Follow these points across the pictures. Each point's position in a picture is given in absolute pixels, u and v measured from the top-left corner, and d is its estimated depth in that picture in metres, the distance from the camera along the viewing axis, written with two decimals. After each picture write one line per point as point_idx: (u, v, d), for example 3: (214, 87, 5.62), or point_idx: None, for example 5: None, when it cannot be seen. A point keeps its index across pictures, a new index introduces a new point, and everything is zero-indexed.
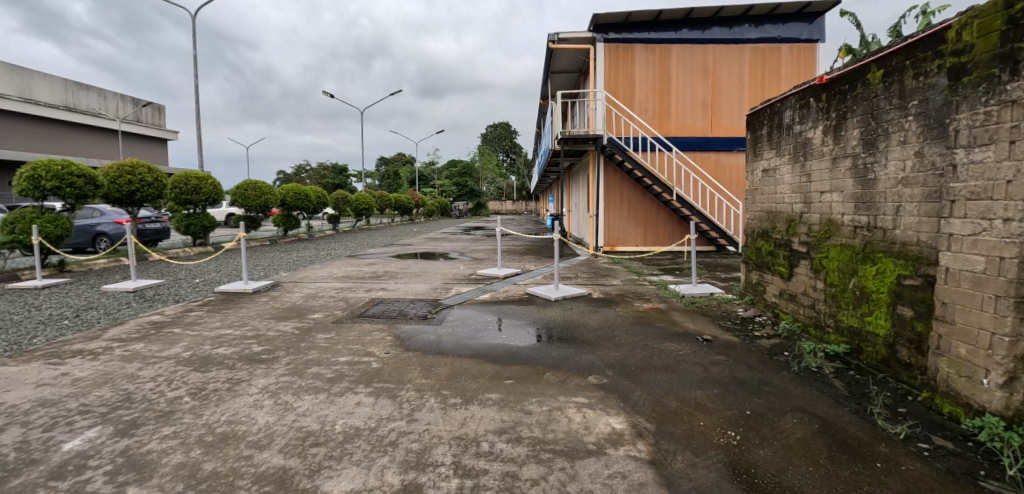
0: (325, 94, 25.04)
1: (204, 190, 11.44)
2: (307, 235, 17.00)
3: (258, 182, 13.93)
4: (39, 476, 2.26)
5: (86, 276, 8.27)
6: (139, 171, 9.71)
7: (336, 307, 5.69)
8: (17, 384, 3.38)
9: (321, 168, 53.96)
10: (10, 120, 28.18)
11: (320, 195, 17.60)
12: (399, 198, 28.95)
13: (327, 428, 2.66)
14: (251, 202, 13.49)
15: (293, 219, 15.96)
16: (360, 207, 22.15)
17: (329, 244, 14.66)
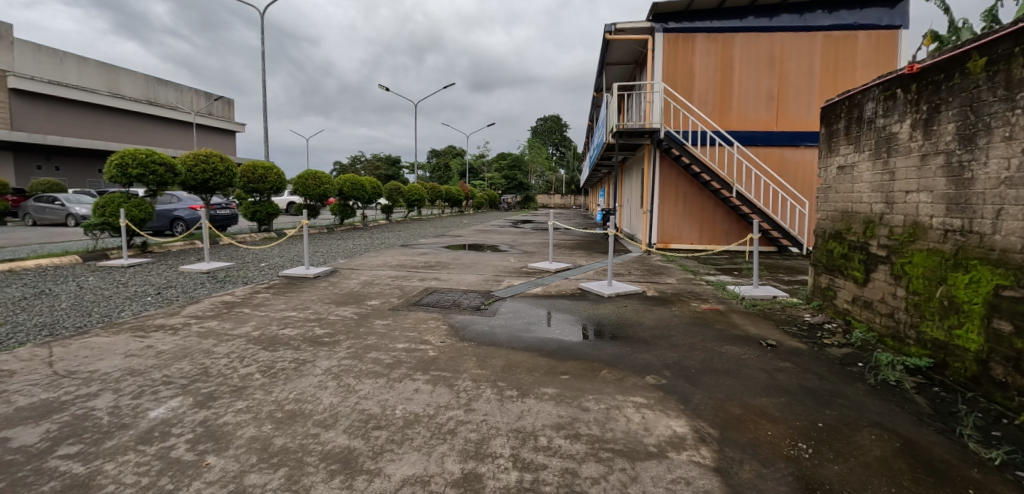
0: (382, 90, 25.45)
1: (269, 179, 11.98)
2: (362, 224, 17.67)
3: (318, 171, 14.48)
4: (130, 440, 2.46)
5: (165, 258, 8.93)
6: (212, 159, 10.32)
7: (392, 294, 5.86)
8: (109, 354, 3.70)
9: (374, 160, 55.76)
10: (101, 112, 31.00)
11: (375, 185, 18.20)
12: (450, 190, 29.50)
13: (387, 412, 2.72)
14: (311, 191, 14.09)
15: (349, 208, 16.55)
16: (412, 198, 22.68)
17: (384, 233, 15.20)
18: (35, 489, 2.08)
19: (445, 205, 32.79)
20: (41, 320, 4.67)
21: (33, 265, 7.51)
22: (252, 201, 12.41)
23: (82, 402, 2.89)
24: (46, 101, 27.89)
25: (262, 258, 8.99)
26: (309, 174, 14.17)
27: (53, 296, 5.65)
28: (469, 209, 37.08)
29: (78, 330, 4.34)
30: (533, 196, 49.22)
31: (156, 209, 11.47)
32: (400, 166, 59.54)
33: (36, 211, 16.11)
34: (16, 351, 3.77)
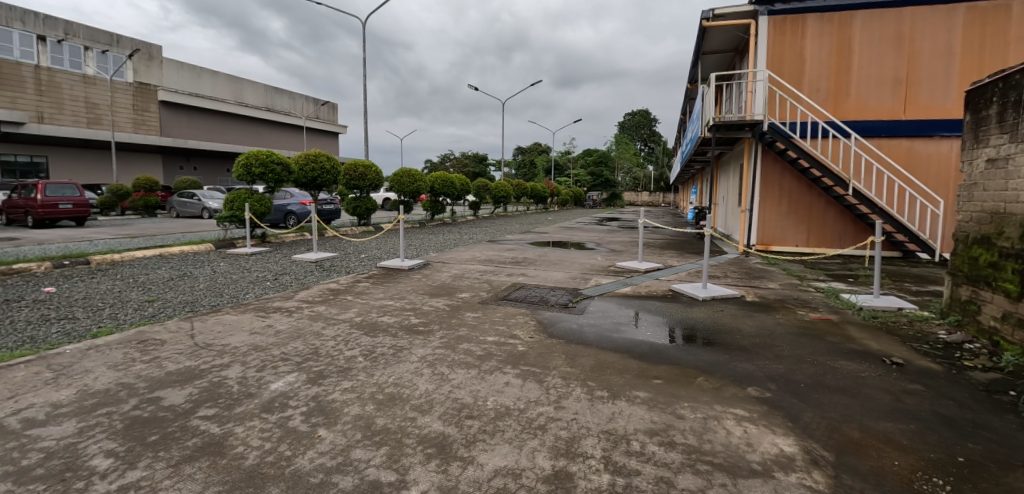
0: (472, 90, 26.24)
1: (369, 177, 12.89)
2: (451, 220, 18.42)
3: (411, 169, 15.32)
4: (255, 408, 2.78)
5: (281, 247, 9.99)
6: (320, 159, 11.31)
7: (481, 288, 6.03)
8: (239, 330, 4.23)
9: (461, 158, 57.73)
10: (230, 119, 35.43)
11: (464, 182, 18.89)
12: (535, 187, 29.69)
13: (479, 402, 2.80)
14: (405, 188, 14.95)
15: (440, 204, 17.33)
16: (499, 194, 23.18)
17: (471, 228, 15.74)
18: (182, 443, 2.43)
19: (531, 202, 33.10)
20: (185, 298, 5.44)
21: (178, 251, 8.80)
22: (354, 197, 13.46)
23: (218, 371, 3.33)
24: (188, 111, 32.47)
25: (362, 250, 9.73)
26: (404, 172, 15.04)
27: (194, 277, 6.58)
28: (554, 206, 37.11)
29: (213, 308, 5.01)
30: (620, 192, 47.92)
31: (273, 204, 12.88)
32: (488, 163, 61.13)
33: (180, 206, 18.83)
34: (166, 323, 4.44)
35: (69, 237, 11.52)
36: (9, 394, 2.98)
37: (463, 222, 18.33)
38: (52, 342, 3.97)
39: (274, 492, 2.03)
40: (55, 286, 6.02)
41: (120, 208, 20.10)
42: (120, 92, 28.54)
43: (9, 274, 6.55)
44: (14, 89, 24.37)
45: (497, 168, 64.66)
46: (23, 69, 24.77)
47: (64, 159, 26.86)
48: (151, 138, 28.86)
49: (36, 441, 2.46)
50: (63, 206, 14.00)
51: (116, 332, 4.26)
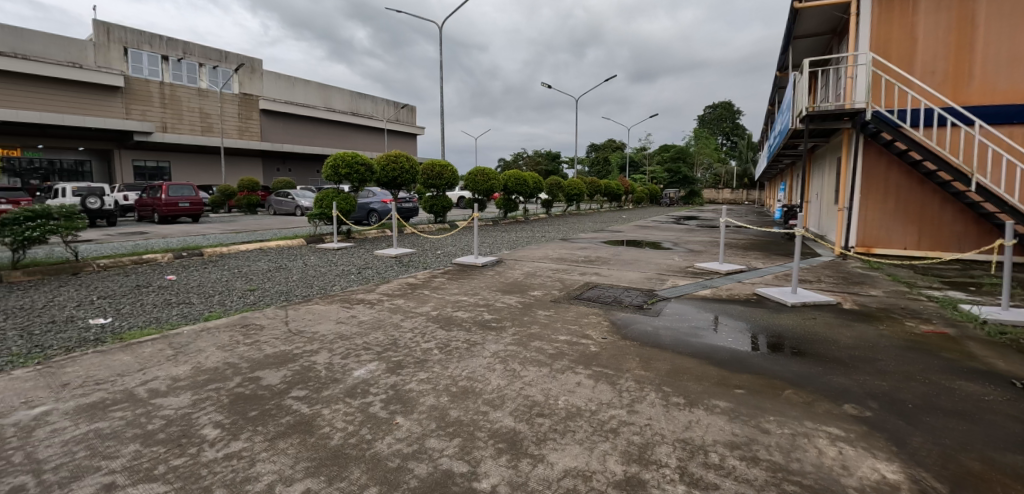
0: (545, 88, 26.28)
1: (445, 176, 13.36)
2: (523, 217, 18.58)
3: (485, 168, 15.65)
4: (340, 392, 3.01)
5: (364, 243, 10.67)
6: (400, 159, 11.90)
7: (553, 286, 6.04)
8: (328, 319, 4.59)
9: (533, 157, 57.96)
10: (321, 124, 38.39)
11: (536, 180, 18.97)
12: (609, 185, 29.06)
13: (550, 401, 2.81)
14: (480, 186, 15.31)
15: (513, 202, 17.56)
16: (571, 192, 22.99)
17: (542, 226, 15.77)
18: (278, 420, 2.69)
19: (604, 200, 32.49)
20: (280, 287, 6.02)
21: (276, 245, 9.72)
22: (431, 195, 14.03)
23: (308, 356, 3.64)
24: (285, 118, 35.68)
25: (438, 246, 10.12)
26: (478, 170, 15.39)
27: (289, 269, 7.24)
28: (628, 204, 36.12)
29: (304, 297, 5.49)
30: (699, 189, 45.50)
31: (357, 202, 13.81)
32: (560, 161, 60.85)
33: (278, 204, 20.73)
34: (265, 310, 4.93)
35: (188, 231, 13.15)
36: (140, 367, 3.48)
37: (534, 220, 18.42)
38: (173, 323, 4.58)
39: (356, 472, 2.18)
40: (176, 274, 6.92)
41: (229, 206, 22.56)
42: (229, 103, 31.96)
43: (141, 263, 7.62)
44: (146, 103, 28.08)
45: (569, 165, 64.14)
46: (152, 85, 28.43)
47: (184, 163, 30.62)
48: (254, 144, 32.08)
49: (163, 409, 2.85)
50: (182, 204, 16.00)
51: (223, 316, 4.81)
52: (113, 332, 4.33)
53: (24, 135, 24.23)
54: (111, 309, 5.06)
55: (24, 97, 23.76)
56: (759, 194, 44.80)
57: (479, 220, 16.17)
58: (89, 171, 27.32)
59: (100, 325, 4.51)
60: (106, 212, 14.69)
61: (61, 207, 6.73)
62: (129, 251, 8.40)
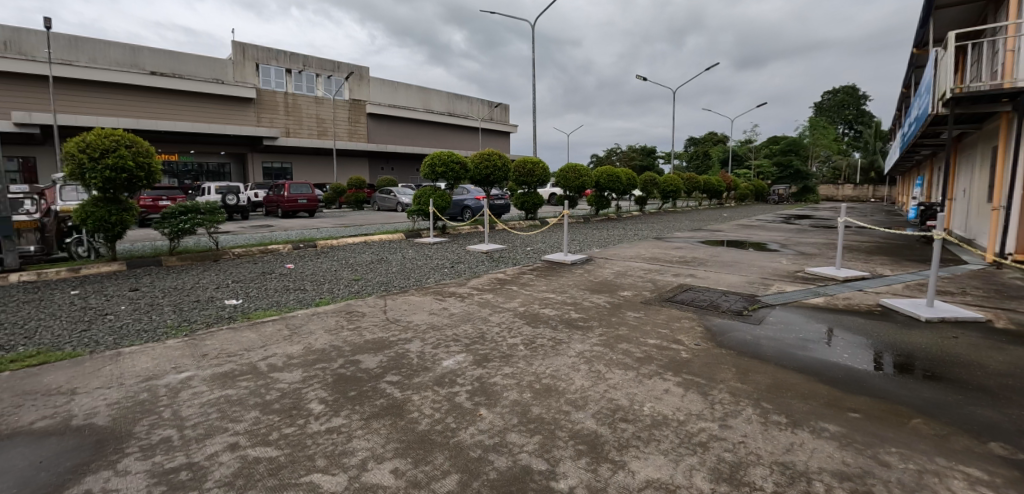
0: (639, 80, 25.31)
1: (536, 173, 13.48)
2: (615, 215, 18.11)
3: (577, 165, 15.50)
4: (430, 380, 3.16)
5: (457, 238, 11.14)
6: (493, 157, 12.23)
7: (644, 287, 5.81)
8: (422, 310, 4.86)
9: (626, 152, 56.21)
10: (420, 125, 40.75)
11: (629, 176, 18.38)
12: (709, 181, 27.18)
13: (635, 407, 2.70)
14: (571, 183, 15.19)
15: (604, 199, 17.21)
16: (667, 189, 21.93)
17: (634, 224, 15.24)
18: (373, 401, 2.89)
19: (703, 196, 30.52)
20: (381, 278, 6.50)
21: (379, 239, 10.52)
22: (522, 192, 14.22)
23: (403, 344, 3.88)
24: (388, 121, 38.45)
25: (528, 243, 10.23)
26: (569, 167, 15.28)
27: (389, 262, 7.79)
28: (729, 201, 33.58)
29: (402, 288, 5.87)
30: (815, 185, 40.77)
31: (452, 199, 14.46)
32: (657, 155, 58.18)
33: (382, 201, 22.42)
34: (367, 299, 5.36)
35: (306, 225, 14.76)
36: (263, 343, 3.97)
37: (627, 218, 17.85)
38: (290, 306, 5.18)
39: (440, 458, 2.28)
40: (295, 263, 7.81)
41: (340, 203, 24.90)
42: (342, 109, 35.22)
43: (267, 252, 8.69)
44: (273, 112, 32.05)
45: (666, 160, 61.12)
46: (278, 95, 32.28)
47: (304, 164, 34.38)
48: (362, 146, 35.00)
49: (280, 382, 3.22)
50: (301, 200, 17.87)
51: (332, 302, 5.32)
52: (243, 312, 5.00)
53: (182, 142, 28.79)
54: (242, 292, 5.84)
55: (185, 111, 28.33)
56: (892, 190, 38.96)
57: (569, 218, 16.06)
58: (228, 172, 31.80)
59: (233, 306, 5.22)
60: (241, 207, 16.95)
61: (206, 203, 7.89)
62: (259, 242, 9.63)
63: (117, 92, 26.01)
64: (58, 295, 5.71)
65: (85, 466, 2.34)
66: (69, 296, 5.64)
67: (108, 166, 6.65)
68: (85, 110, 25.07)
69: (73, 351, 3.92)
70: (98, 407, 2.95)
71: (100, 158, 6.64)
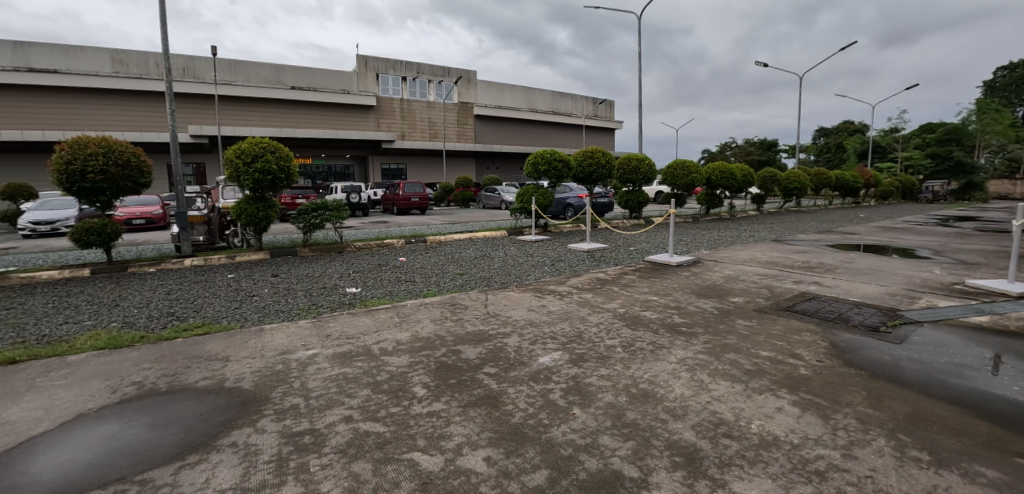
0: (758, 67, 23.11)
1: (642, 170, 13.04)
2: (728, 214, 16.77)
3: (686, 161, 14.67)
4: (526, 375, 3.24)
5: (558, 237, 11.20)
6: (596, 154, 12.09)
7: (759, 294, 5.32)
8: (521, 306, 4.98)
9: (741, 147, 51.78)
10: (522, 125, 41.60)
11: (745, 172, 16.91)
12: (842, 176, 23.92)
13: (741, 423, 2.50)
14: (679, 180, 14.39)
15: (716, 197, 16.05)
16: (790, 186, 19.75)
17: (750, 225, 13.97)
18: (471, 390, 3.05)
19: (835, 194, 26.90)
20: (483, 274, 6.80)
21: (483, 236, 10.99)
22: (627, 190, 13.84)
23: (502, 338, 4.02)
24: (492, 122, 39.84)
25: (631, 243, 9.92)
26: (678, 163, 14.53)
27: (491, 258, 8.10)
28: (869, 200, 29.21)
29: (502, 284, 6.08)
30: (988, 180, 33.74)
31: (555, 197, 14.61)
32: (777, 149, 52.45)
33: (487, 199, 23.33)
34: (470, 293, 5.64)
35: (418, 221, 15.94)
36: (378, 329, 4.38)
37: (741, 218, 16.43)
38: (401, 296, 5.65)
39: (531, 452, 2.33)
40: (407, 257, 8.48)
41: (448, 201, 26.44)
42: (450, 112, 37.25)
43: (383, 246, 9.54)
44: (391, 117, 35.00)
45: (788, 154, 54.93)
46: (395, 102, 35.20)
47: (416, 165, 37.06)
48: (468, 147, 36.70)
49: (390, 365, 3.54)
50: (414, 199, 19.34)
51: (438, 294, 5.69)
52: (362, 299, 5.57)
53: (315, 147, 32.78)
54: (360, 281, 6.50)
55: (319, 120, 32.22)
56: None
57: (676, 217, 15.24)
58: (352, 174, 35.53)
59: (353, 293, 5.84)
60: (363, 206, 18.91)
61: (333, 202, 8.82)
62: (376, 236, 10.59)
63: (269, 106, 30.43)
64: (219, 278, 6.88)
65: (237, 422, 2.81)
66: (226, 279, 6.76)
67: (257, 170, 7.79)
68: (245, 122, 29.78)
69: (229, 325, 4.71)
70: (245, 373, 3.51)
71: (251, 163, 7.81)
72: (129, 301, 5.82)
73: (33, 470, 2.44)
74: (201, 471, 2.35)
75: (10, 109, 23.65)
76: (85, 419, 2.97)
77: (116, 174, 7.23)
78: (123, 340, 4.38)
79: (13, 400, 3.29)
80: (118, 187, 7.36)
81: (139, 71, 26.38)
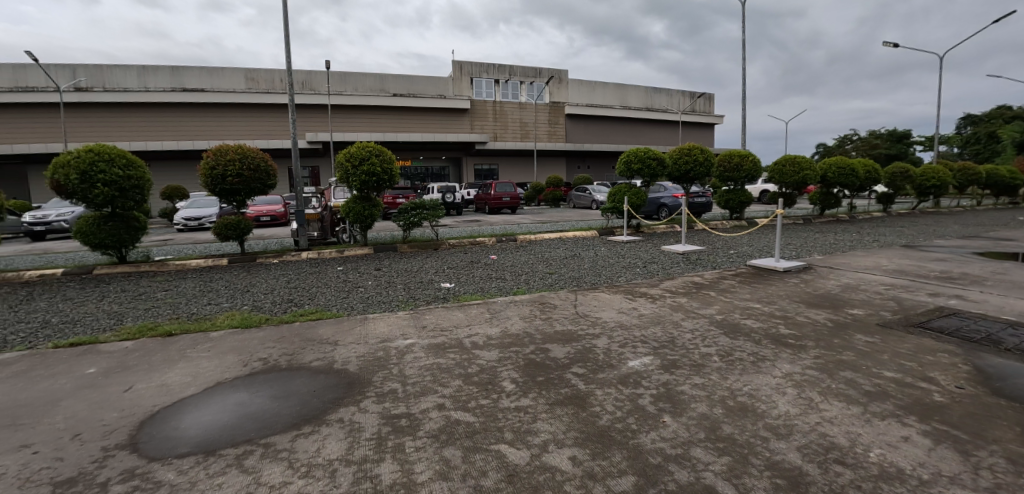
0: (888, 47, 20.28)
1: (744, 167, 12.10)
2: (846, 216, 14.96)
3: (797, 156, 13.34)
4: (613, 378, 3.19)
5: (651, 238, 10.79)
6: (693, 152, 11.46)
7: (884, 307, 4.69)
8: (610, 308, 4.90)
9: (864, 140, 45.81)
10: (612, 123, 40.66)
11: (869, 168, 14.97)
12: (1000, 172, 20.15)
13: (857, 449, 2.23)
14: (787, 178, 13.13)
15: (833, 196, 14.40)
16: (928, 183, 17.09)
17: (874, 227, 12.33)
18: (558, 389, 3.07)
19: (988, 193, 22.74)
20: (572, 274, 6.77)
21: (573, 236, 10.95)
22: (726, 189, 12.94)
23: (590, 339, 3.99)
24: (581, 121, 39.45)
25: (731, 245, 9.26)
26: (787, 159, 13.27)
27: (581, 258, 8.04)
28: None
29: (591, 285, 6.02)
30: None
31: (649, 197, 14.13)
32: (910, 141, 45.51)
33: (576, 198, 23.20)
34: (558, 292, 5.67)
35: (508, 220, 16.31)
36: (470, 323, 4.57)
37: (863, 220, 14.57)
38: (492, 293, 5.84)
39: (617, 456, 2.29)
40: (497, 255, 8.73)
41: (537, 201, 26.72)
42: (540, 112, 37.54)
43: (475, 244, 9.92)
44: (483, 119, 36.14)
45: (925, 147, 47.49)
46: (487, 105, 36.34)
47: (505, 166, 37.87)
48: (557, 146, 36.70)
49: (480, 358, 3.67)
50: (505, 198, 19.86)
51: (527, 292, 5.79)
52: (454, 294, 5.85)
53: (413, 150, 34.94)
54: (454, 277, 6.83)
55: (417, 124, 34.29)
56: None
57: (783, 218, 13.92)
58: (448, 175, 37.12)
59: (447, 288, 6.16)
60: (457, 205, 19.80)
61: (431, 201, 9.35)
62: (469, 235, 11.03)
63: (373, 113, 33.02)
64: (330, 270, 7.63)
65: (344, 400, 3.11)
66: (336, 271, 7.48)
67: (364, 172, 8.50)
68: (353, 129, 32.61)
69: (337, 312, 5.21)
70: (351, 357, 3.86)
71: (359, 166, 8.54)
72: (258, 287, 6.69)
73: (185, 426, 2.91)
74: (314, 441, 2.63)
75: (174, 124, 28.27)
76: (224, 386, 3.48)
77: (249, 177, 8.31)
78: (254, 321, 5.05)
79: (172, 366, 3.96)
80: (251, 189, 8.45)
81: (268, 85, 30.03)
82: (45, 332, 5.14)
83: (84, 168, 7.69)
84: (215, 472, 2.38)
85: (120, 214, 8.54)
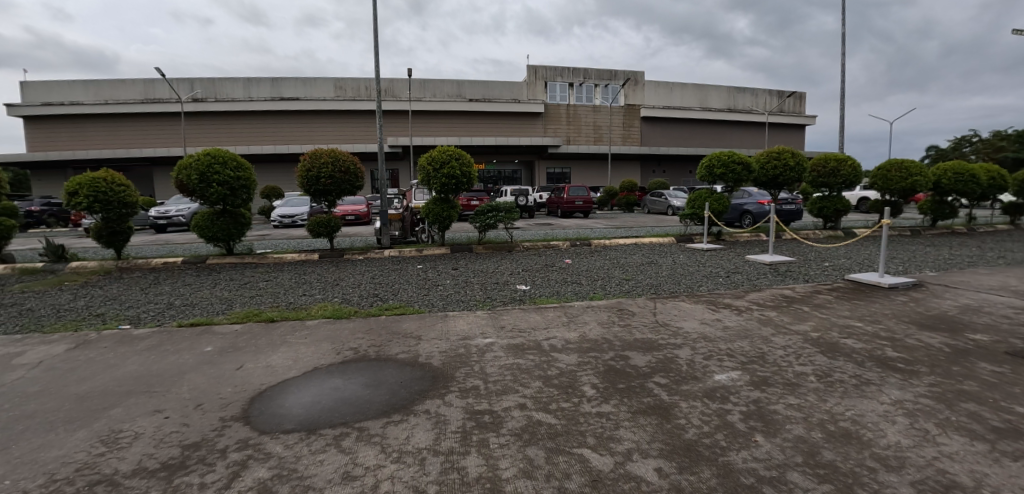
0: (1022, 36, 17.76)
1: (842, 173, 11.11)
2: (964, 228, 13.24)
3: (905, 161, 12.03)
4: (698, 391, 3.09)
5: (734, 246, 10.23)
6: (783, 155, 10.73)
7: (1016, 333, 4.11)
8: (692, 318, 4.73)
9: (990, 141, 40.09)
10: (689, 125, 38.99)
11: (995, 174, 13.15)
12: None
13: (985, 491, 2.00)
14: (893, 185, 11.88)
15: (948, 205, 12.82)
16: None
17: (1000, 241, 10.80)
18: (641, 398, 3.02)
19: None
20: (650, 281, 6.61)
21: (648, 242, 10.67)
22: (820, 196, 11.96)
23: (672, 349, 3.88)
24: (656, 124, 38.24)
25: (825, 257, 8.55)
26: (893, 163, 12.01)
27: (659, 265, 7.83)
28: None
29: (670, 293, 5.85)
30: None
31: (731, 203, 13.42)
32: None
33: (651, 203, 22.55)
34: (636, 299, 5.56)
35: (580, 224, 16.22)
36: (547, 326, 4.62)
37: (986, 233, 12.79)
38: (568, 297, 5.85)
39: (706, 472, 2.22)
40: (572, 259, 8.73)
41: (610, 205, 26.32)
42: (613, 115, 36.89)
43: (548, 247, 9.98)
44: (555, 123, 36.19)
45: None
46: (561, 108, 36.36)
47: (578, 169, 37.61)
48: (631, 149, 35.85)
49: (559, 362, 3.71)
50: (578, 202, 19.80)
51: (603, 298, 5.74)
52: (530, 296, 5.94)
53: (486, 154, 35.79)
54: (529, 280, 6.92)
55: (491, 129, 35.08)
56: None
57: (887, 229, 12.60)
58: (520, 177, 37.52)
59: (522, 290, 6.26)
60: (529, 208, 20.02)
61: (506, 204, 9.55)
62: (542, 238, 11.11)
63: (450, 118, 34.23)
64: (410, 268, 8.04)
65: (429, 393, 3.28)
66: (416, 269, 7.87)
67: (444, 175, 8.86)
68: (431, 133, 34.02)
69: (420, 309, 5.48)
70: (434, 352, 4.05)
71: (439, 169, 8.91)
72: (346, 281, 7.20)
73: (290, 405, 3.22)
74: (403, 429, 2.80)
75: (274, 130, 31.14)
76: (321, 371, 3.80)
77: (340, 179, 8.97)
78: (344, 312, 5.46)
79: (275, 349, 4.39)
80: (341, 189, 9.11)
81: (354, 93, 32.15)
82: (170, 312, 5.91)
83: (204, 170, 8.69)
84: (317, 449, 2.62)
85: (230, 210, 9.55)
